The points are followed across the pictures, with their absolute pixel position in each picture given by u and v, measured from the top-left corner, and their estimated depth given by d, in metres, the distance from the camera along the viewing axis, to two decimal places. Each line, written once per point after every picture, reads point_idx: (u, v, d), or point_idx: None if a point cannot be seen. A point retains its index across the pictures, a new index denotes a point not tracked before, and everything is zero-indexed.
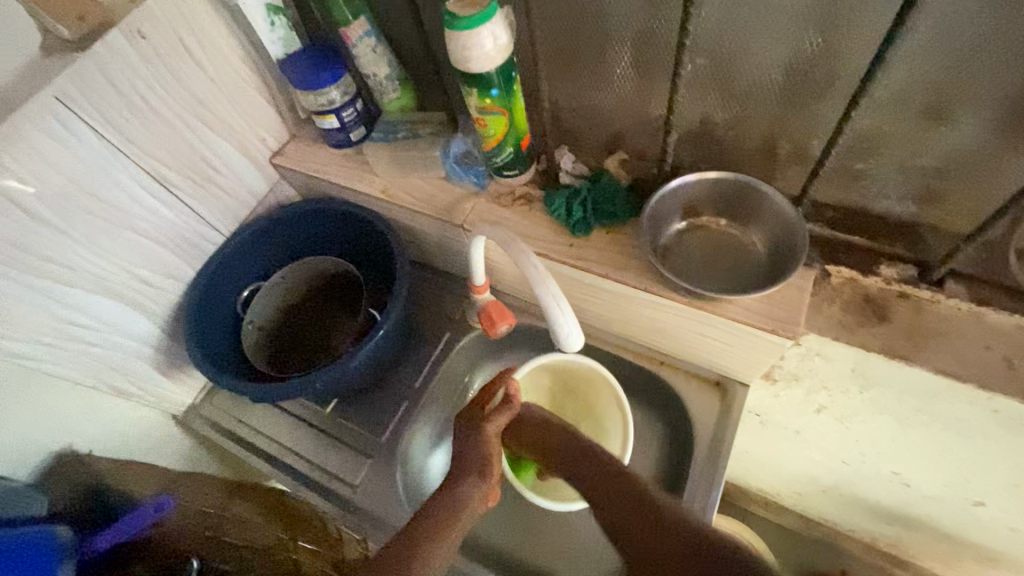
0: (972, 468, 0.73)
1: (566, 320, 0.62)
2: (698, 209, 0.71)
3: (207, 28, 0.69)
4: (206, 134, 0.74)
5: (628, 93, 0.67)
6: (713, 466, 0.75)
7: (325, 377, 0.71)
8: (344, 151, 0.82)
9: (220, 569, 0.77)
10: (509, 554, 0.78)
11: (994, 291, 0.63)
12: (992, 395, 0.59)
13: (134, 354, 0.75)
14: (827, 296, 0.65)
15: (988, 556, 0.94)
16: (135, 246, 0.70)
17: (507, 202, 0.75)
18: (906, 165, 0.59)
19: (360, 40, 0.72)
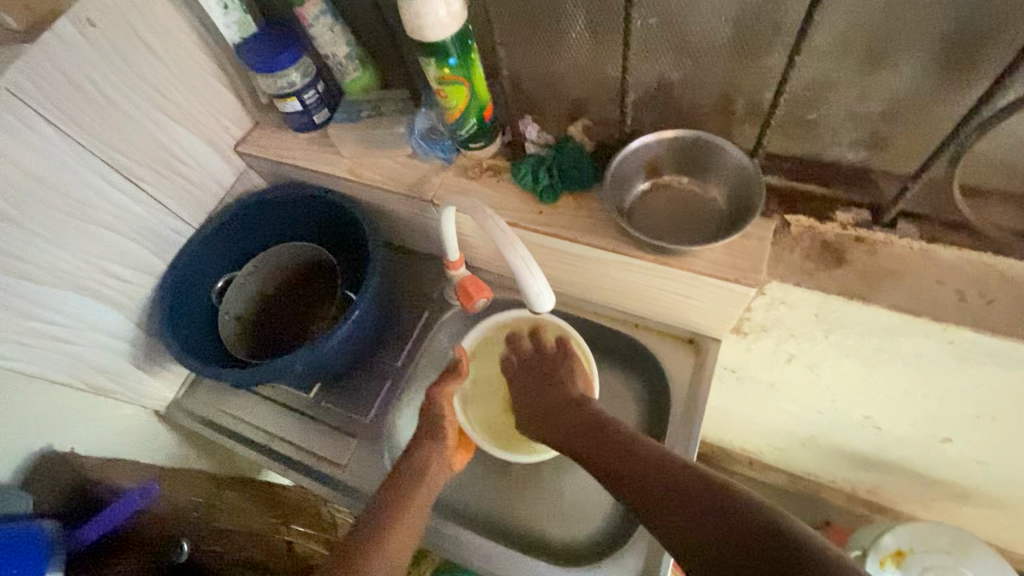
0: (936, 402, 0.79)
1: (536, 280, 0.61)
2: (659, 169, 0.72)
3: (162, 17, 0.73)
4: (166, 123, 0.78)
5: (584, 57, 0.70)
6: (690, 417, 0.78)
7: (306, 356, 0.77)
8: (310, 135, 0.87)
9: (218, 551, 0.85)
10: (497, 520, 0.80)
11: (943, 228, 0.65)
12: (946, 326, 0.61)
13: (108, 348, 0.80)
14: (787, 245, 0.67)
15: (959, 490, 1.06)
16: (102, 240, 0.75)
17: (475, 174, 0.78)
18: (853, 112, 0.62)
19: (316, 19, 0.76)
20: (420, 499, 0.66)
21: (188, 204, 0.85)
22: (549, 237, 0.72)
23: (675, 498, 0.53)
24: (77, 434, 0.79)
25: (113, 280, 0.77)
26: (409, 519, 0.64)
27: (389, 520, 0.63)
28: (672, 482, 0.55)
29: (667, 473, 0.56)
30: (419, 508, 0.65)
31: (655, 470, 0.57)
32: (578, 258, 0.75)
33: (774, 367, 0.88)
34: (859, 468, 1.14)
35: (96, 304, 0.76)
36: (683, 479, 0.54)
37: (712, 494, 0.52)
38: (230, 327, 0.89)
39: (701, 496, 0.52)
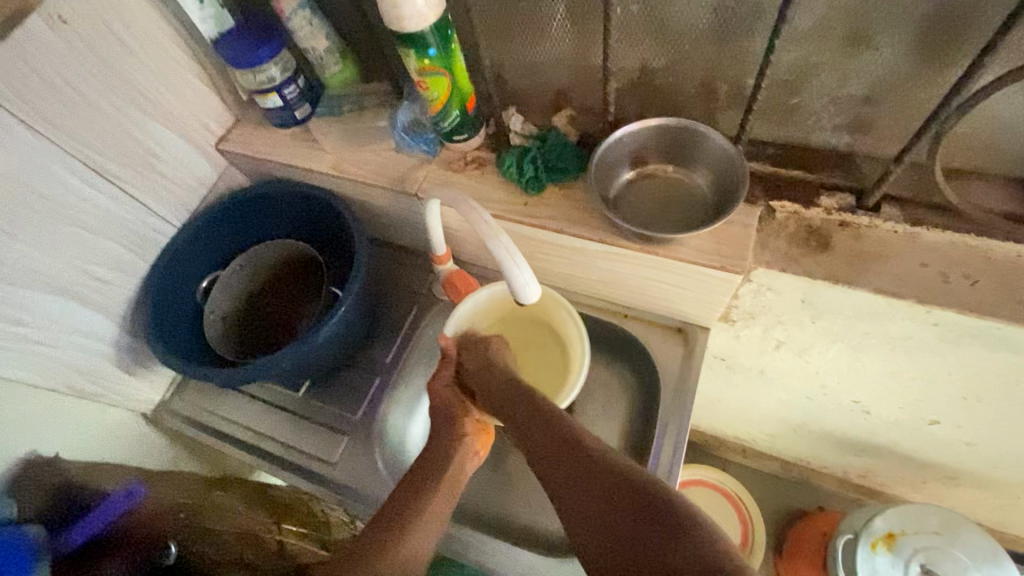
0: (923, 385, 0.79)
1: (522, 271, 0.61)
2: (644, 158, 0.72)
3: (136, 13, 0.72)
4: (144, 121, 0.77)
5: (566, 47, 0.69)
6: (680, 406, 0.78)
7: (293, 353, 0.77)
8: (291, 130, 0.86)
9: (202, 551, 0.84)
10: (489, 514, 0.80)
11: (926, 211, 0.65)
12: (930, 308, 0.61)
13: (91, 351, 0.78)
14: (773, 231, 0.67)
15: (948, 472, 1.07)
16: (82, 241, 0.74)
17: (460, 166, 0.77)
18: (835, 96, 0.62)
19: (295, 12, 0.75)
20: (439, 498, 0.65)
21: (170, 203, 0.84)
22: (535, 228, 0.72)
23: (585, 482, 0.53)
24: (63, 439, 0.78)
25: (94, 282, 0.76)
26: (427, 522, 0.64)
27: (405, 527, 0.63)
28: (584, 465, 0.54)
29: (579, 456, 0.55)
30: (439, 508, 0.65)
31: (570, 450, 0.56)
32: (564, 249, 0.74)
33: (763, 354, 0.88)
34: (850, 452, 1.15)
35: (77, 307, 0.75)
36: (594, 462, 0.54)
37: (614, 479, 0.52)
38: (215, 327, 0.88)
39: (609, 481, 0.52)
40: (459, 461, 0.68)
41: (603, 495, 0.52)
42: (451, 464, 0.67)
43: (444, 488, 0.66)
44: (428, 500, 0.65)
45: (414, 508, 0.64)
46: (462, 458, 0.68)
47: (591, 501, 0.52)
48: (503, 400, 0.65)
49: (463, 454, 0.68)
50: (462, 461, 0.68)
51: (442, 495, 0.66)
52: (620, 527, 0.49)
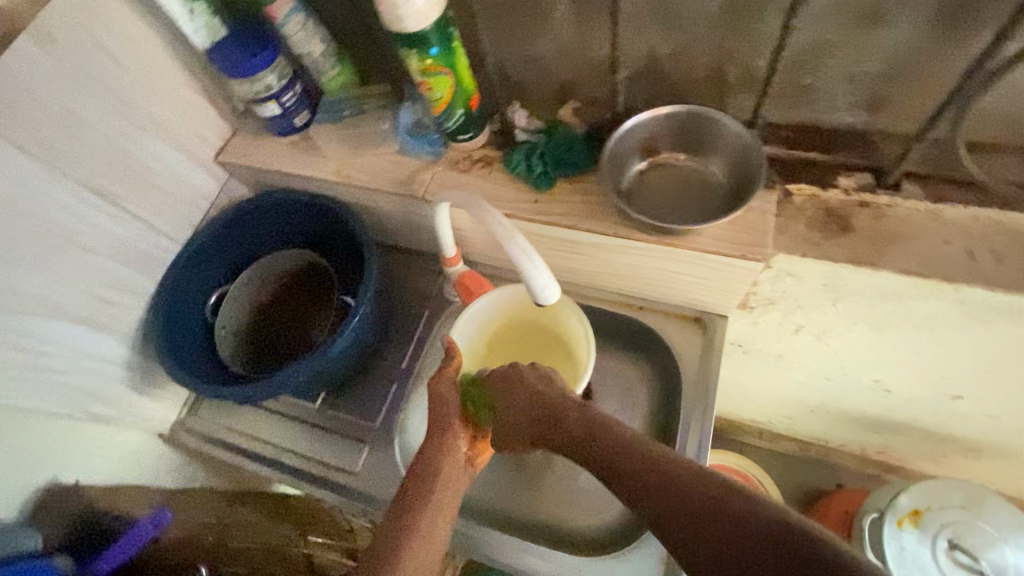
0: (946, 362, 0.79)
1: (539, 270, 0.59)
2: (655, 147, 0.70)
3: (127, 27, 0.70)
4: (141, 138, 0.75)
5: (570, 38, 0.67)
6: (703, 396, 0.78)
7: (309, 366, 0.75)
8: (291, 138, 0.85)
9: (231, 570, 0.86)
10: (514, 514, 0.79)
11: (948, 187, 0.63)
12: (957, 287, 0.60)
13: (104, 374, 0.78)
14: (790, 216, 0.65)
15: (972, 446, 1.06)
16: (87, 266, 0.72)
17: (466, 166, 0.76)
18: (850, 74, 0.60)
19: (288, 18, 0.73)
20: (425, 521, 0.59)
21: (172, 220, 0.82)
22: (547, 226, 0.71)
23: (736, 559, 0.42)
24: (81, 463, 0.77)
25: (101, 305, 0.75)
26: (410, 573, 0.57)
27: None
28: (723, 538, 0.43)
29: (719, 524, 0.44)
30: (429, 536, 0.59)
31: (706, 518, 0.45)
32: (579, 245, 0.73)
33: (782, 338, 0.87)
34: (870, 431, 1.14)
35: (86, 330, 0.74)
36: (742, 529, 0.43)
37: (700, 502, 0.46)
38: (227, 343, 0.86)
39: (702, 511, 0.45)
40: (444, 490, 0.62)
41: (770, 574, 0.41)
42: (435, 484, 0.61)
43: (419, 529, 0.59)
44: (409, 550, 0.58)
45: (397, 563, 0.57)
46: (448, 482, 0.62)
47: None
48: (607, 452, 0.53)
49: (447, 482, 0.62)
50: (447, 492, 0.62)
51: (423, 536, 0.58)
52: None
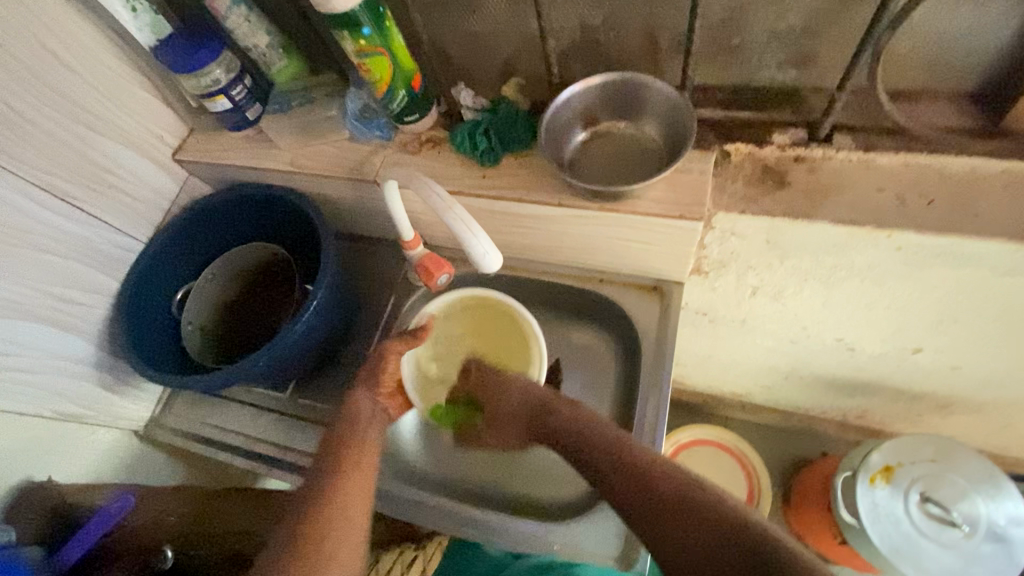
0: (899, 314, 0.80)
1: (480, 242, 0.61)
2: (594, 117, 0.71)
3: (72, 29, 0.71)
4: (95, 139, 0.76)
5: (503, 13, 0.69)
6: (661, 361, 0.79)
7: (271, 351, 0.77)
8: (245, 133, 0.86)
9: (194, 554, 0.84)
10: (483, 489, 0.81)
11: (878, 137, 0.65)
12: (890, 233, 0.61)
13: (72, 373, 0.79)
14: (729, 175, 0.67)
15: (943, 402, 1.07)
16: (49, 266, 0.74)
17: (415, 148, 0.77)
18: (774, 31, 0.62)
19: (230, 11, 0.74)
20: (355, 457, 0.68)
21: (133, 219, 0.83)
22: (494, 200, 0.72)
23: (655, 504, 0.60)
24: (54, 461, 0.78)
25: (64, 304, 0.76)
26: (358, 472, 0.67)
27: (337, 478, 0.66)
28: (647, 489, 0.61)
29: (646, 480, 0.61)
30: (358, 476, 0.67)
31: (640, 478, 0.62)
32: (528, 218, 0.74)
33: (741, 303, 0.89)
34: (843, 394, 1.16)
35: (51, 330, 0.75)
36: (662, 480, 0.61)
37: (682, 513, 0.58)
38: (195, 337, 0.87)
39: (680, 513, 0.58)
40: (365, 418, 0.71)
41: (676, 516, 0.58)
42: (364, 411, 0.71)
43: (353, 444, 0.68)
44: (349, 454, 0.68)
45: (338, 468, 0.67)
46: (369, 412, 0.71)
47: (668, 528, 0.58)
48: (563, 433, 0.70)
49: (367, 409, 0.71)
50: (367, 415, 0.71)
51: (357, 446, 0.68)
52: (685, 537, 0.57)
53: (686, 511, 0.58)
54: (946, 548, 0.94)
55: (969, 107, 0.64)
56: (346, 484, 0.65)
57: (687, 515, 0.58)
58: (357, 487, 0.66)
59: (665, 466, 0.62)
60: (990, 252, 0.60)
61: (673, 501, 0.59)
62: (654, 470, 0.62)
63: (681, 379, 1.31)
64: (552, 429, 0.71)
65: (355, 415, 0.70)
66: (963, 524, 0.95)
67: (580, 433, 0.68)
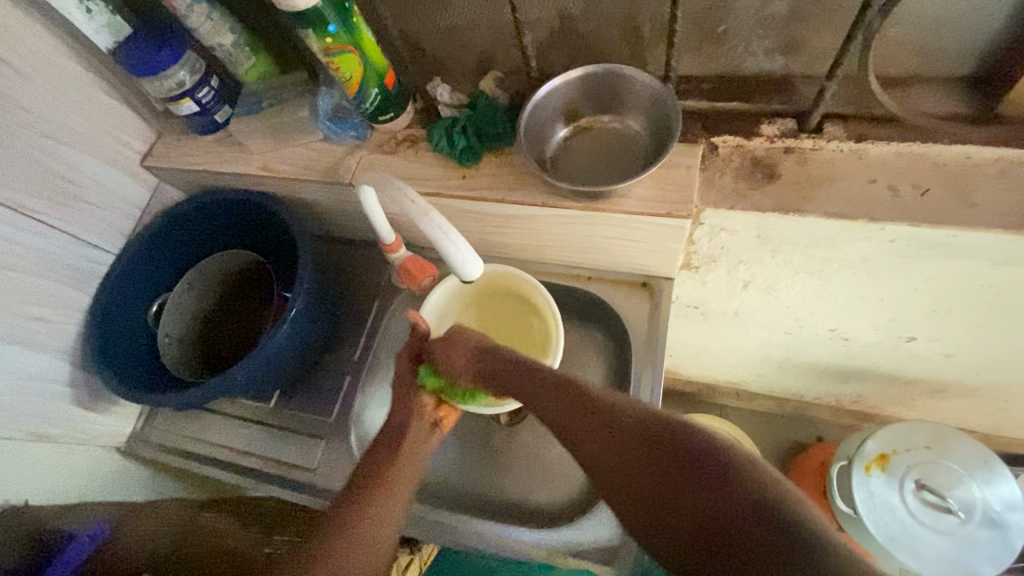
0: (893, 303, 0.78)
1: (458, 248, 0.60)
2: (576, 112, 0.69)
3: (25, 34, 0.67)
4: (58, 149, 0.73)
5: (478, 3, 0.65)
6: (652, 359, 0.77)
7: (251, 363, 0.74)
8: (215, 136, 0.82)
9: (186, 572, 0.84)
10: (480, 496, 0.79)
11: (868, 125, 0.63)
12: (884, 225, 0.59)
13: (45, 394, 0.76)
14: (717, 169, 0.64)
15: (937, 387, 1.07)
16: (15, 284, 0.70)
17: (391, 148, 0.74)
18: (761, 17, 0.59)
19: (190, 9, 0.70)
20: (381, 482, 0.61)
21: (102, 231, 0.80)
22: (475, 201, 0.69)
23: (620, 448, 0.49)
24: (33, 485, 0.76)
25: (34, 323, 0.73)
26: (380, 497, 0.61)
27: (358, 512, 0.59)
28: (618, 444, 0.49)
29: (611, 428, 0.50)
30: (381, 503, 0.60)
31: (606, 426, 0.50)
32: (511, 219, 0.71)
33: (732, 296, 0.87)
34: (838, 381, 1.15)
35: (19, 351, 0.72)
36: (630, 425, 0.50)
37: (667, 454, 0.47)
38: (172, 350, 0.85)
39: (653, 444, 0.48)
40: (410, 452, 0.63)
41: (642, 452, 0.48)
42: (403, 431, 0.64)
43: (387, 474, 0.62)
44: (378, 486, 0.61)
45: (367, 500, 0.60)
46: (414, 444, 0.64)
47: (635, 471, 0.48)
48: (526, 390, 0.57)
49: (414, 441, 0.64)
50: (411, 452, 0.63)
51: (394, 476, 0.62)
52: (663, 486, 0.46)
53: (654, 450, 0.47)
54: (941, 535, 0.94)
55: (963, 91, 0.62)
56: (362, 518, 0.59)
57: (659, 456, 0.47)
58: (382, 522, 0.60)
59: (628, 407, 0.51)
60: (986, 242, 0.59)
61: (643, 438, 0.48)
62: (620, 413, 0.51)
63: (674, 370, 1.30)
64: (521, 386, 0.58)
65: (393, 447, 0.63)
66: (958, 510, 0.95)
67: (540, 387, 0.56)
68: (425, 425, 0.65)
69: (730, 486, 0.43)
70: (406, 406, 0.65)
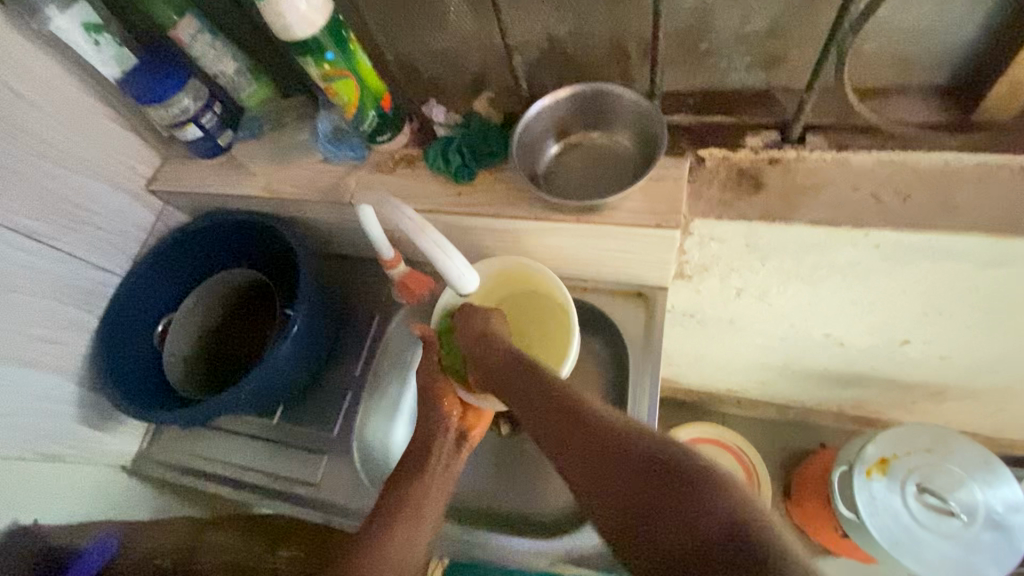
0: (885, 307, 0.79)
1: (454, 260, 0.64)
2: (566, 128, 0.71)
3: (36, 67, 0.70)
4: (68, 176, 0.75)
5: (469, 27, 0.68)
6: (649, 369, 0.78)
7: (256, 378, 0.75)
8: (218, 159, 0.85)
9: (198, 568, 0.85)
10: (485, 506, 0.80)
11: (849, 134, 0.65)
12: (867, 232, 0.61)
13: (53, 414, 0.77)
14: (704, 180, 0.66)
15: (936, 390, 1.07)
16: (24, 307, 0.72)
17: (389, 167, 0.76)
18: (740, 35, 0.62)
19: (193, 39, 0.74)
20: (418, 493, 0.65)
21: (108, 254, 0.82)
22: (470, 216, 0.71)
23: (607, 473, 0.46)
24: (42, 505, 0.77)
25: (41, 344, 0.75)
26: (416, 503, 0.64)
27: (394, 520, 0.62)
28: (599, 447, 0.48)
29: (600, 443, 0.48)
30: (415, 518, 0.63)
31: (594, 437, 0.49)
32: (506, 233, 0.73)
33: (727, 303, 0.88)
34: (837, 387, 1.15)
35: (29, 372, 0.74)
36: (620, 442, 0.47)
37: (649, 467, 0.44)
38: (177, 368, 0.86)
39: (629, 454, 0.46)
40: (439, 470, 0.67)
41: (622, 463, 0.46)
42: (435, 444, 0.68)
43: (423, 483, 0.66)
44: (417, 496, 0.65)
45: (402, 510, 0.63)
46: (441, 462, 0.68)
47: (619, 495, 0.45)
48: (529, 402, 0.56)
49: (442, 457, 0.68)
50: (441, 469, 0.67)
51: (426, 488, 0.65)
52: (650, 507, 0.42)
53: (644, 467, 0.45)
54: (946, 539, 0.94)
55: (940, 99, 0.64)
56: (405, 529, 0.62)
57: (646, 474, 0.44)
58: (418, 531, 0.63)
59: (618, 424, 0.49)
60: (968, 246, 0.60)
61: (625, 461, 0.46)
62: (613, 424, 0.49)
63: (675, 379, 1.30)
64: (514, 390, 0.59)
65: (424, 461, 0.67)
66: (961, 513, 0.95)
67: (542, 402, 0.55)
68: (452, 442, 0.69)
69: (715, 513, 0.39)
70: (432, 423, 0.70)
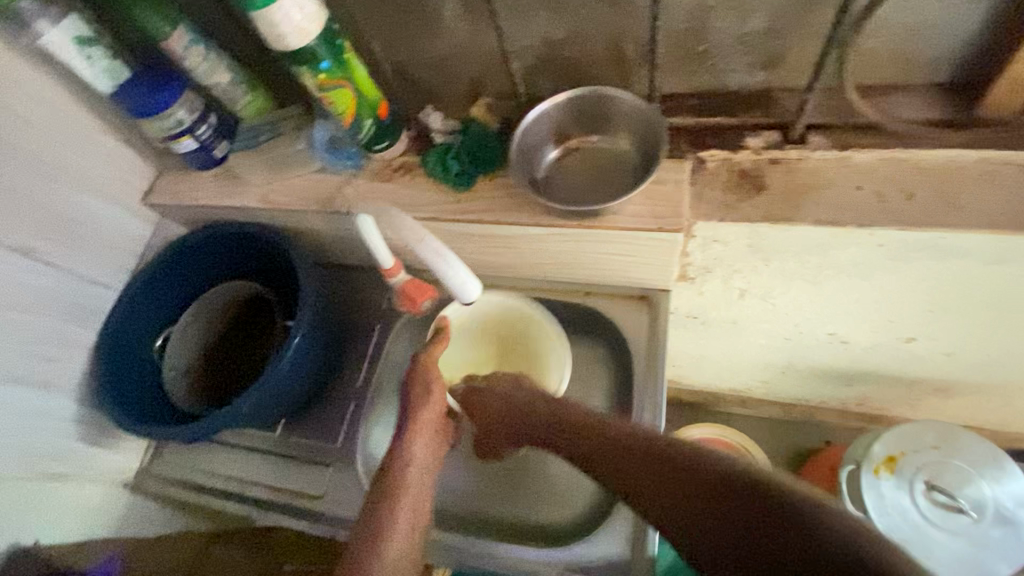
0: (890, 305, 0.79)
1: (453, 268, 0.63)
2: (565, 132, 0.70)
3: (28, 83, 0.69)
4: (63, 191, 0.74)
5: (465, 33, 0.67)
6: (654, 373, 0.77)
7: (257, 391, 0.75)
8: (214, 171, 0.84)
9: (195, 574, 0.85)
10: (491, 515, 0.79)
11: (851, 133, 0.64)
12: (872, 231, 0.60)
13: (53, 433, 0.77)
14: (706, 182, 0.66)
15: (941, 387, 1.07)
16: (21, 326, 0.71)
17: (387, 175, 0.76)
18: (739, 35, 0.61)
19: (187, 49, 0.73)
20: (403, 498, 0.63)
21: (105, 269, 0.81)
22: (471, 223, 0.70)
23: (700, 511, 0.50)
24: (42, 525, 0.76)
25: (39, 362, 0.74)
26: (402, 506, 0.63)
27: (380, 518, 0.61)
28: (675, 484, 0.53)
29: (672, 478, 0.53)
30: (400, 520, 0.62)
31: (659, 469, 0.55)
32: (506, 239, 0.72)
33: (730, 304, 0.87)
34: (842, 385, 1.15)
35: (27, 391, 0.73)
36: (685, 465, 0.53)
37: (720, 488, 0.49)
38: (176, 382, 0.85)
39: (699, 476, 0.51)
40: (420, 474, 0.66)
41: (700, 495, 0.50)
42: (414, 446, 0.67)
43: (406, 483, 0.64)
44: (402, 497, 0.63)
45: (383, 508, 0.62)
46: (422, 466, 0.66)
47: (707, 530, 0.49)
48: (598, 448, 0.61)
49: (419, 466, 0.66)
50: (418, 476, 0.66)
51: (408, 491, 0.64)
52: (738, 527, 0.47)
53: (717, 489, 0.49)
54: (954, 535, 0.93)
55: (941, 96, 0.63)
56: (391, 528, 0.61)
57: (722, 504, 0.49)
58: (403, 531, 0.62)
59: (682, 448, 0.54)
60: (975, 243, 0.60)
61: (705, 487, 0.50)
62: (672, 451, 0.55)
63: (678, 380, 1.30)
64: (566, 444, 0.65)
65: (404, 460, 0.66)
66: (970, 509, 0.94)
67: (610, 446, 0.60)
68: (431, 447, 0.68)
69: (796, 522, 0.43)
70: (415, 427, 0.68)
